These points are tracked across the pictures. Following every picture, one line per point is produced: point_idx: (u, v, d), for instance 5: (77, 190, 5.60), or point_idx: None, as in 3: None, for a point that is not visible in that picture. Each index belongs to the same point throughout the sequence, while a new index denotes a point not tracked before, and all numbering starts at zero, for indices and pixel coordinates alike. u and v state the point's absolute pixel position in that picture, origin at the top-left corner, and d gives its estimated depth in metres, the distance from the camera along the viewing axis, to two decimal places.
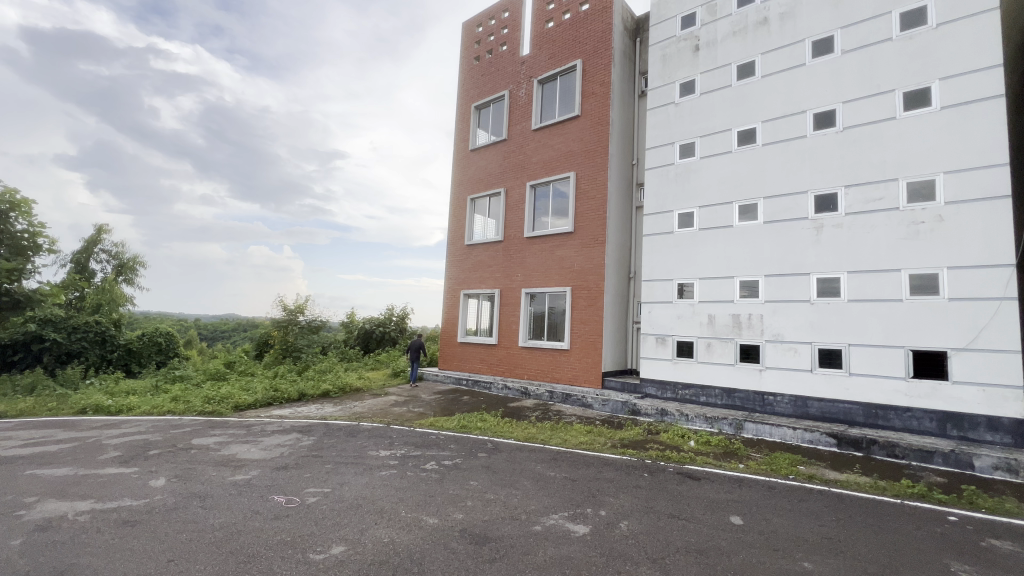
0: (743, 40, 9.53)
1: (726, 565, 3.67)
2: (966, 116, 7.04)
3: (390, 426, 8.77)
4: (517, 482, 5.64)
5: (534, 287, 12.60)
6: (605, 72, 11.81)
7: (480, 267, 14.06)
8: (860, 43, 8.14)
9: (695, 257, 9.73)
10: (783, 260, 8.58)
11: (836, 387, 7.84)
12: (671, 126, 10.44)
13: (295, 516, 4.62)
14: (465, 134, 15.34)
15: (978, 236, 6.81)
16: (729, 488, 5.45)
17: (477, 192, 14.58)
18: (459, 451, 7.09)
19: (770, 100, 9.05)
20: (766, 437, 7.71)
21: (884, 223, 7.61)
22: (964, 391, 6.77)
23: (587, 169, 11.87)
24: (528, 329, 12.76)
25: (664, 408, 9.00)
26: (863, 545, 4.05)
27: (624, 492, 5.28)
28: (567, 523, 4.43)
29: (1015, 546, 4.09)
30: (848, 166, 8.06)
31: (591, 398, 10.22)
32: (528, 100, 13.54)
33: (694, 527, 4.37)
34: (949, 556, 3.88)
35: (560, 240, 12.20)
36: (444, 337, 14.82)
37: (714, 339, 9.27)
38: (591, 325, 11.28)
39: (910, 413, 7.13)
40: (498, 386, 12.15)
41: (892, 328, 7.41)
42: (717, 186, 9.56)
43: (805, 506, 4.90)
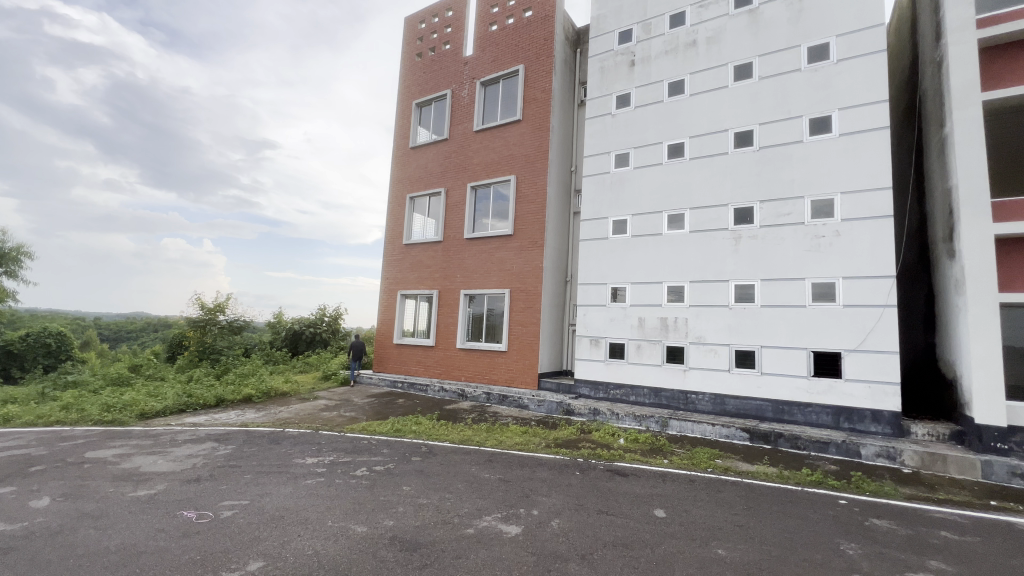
0: (674, 59, 10.11)
1: (649, 557, 3.85)
2: (859, 144, 7.95)
3: (318, 432, 8.34)
4: (450, 485, 5.57)
5: (473, 288, 12.56)
6: (546, 79, 12.05)
7: (418, 267, 13.82)
8: (775, 70, 8.91)
9: (627, 262, 10.17)
10: (705, 267, 9.19)
11: (750, 385, 8.50)
12: (608, 136, 10.85)
13: (207, 532, 4.27)
14: (405, 131, 15.00)
15: (867, 250, 7.69)
16: (654, 483, 5.74)
17: (416, 190, 14.31)
18: (392, 455, 6.90)
19: (697, 117, 9.67)
20: (689, 433, 8.21)
21: (792, 236, 8.38)
22: (855, 388, 7.61)
23: (527, 173, 12.04)
24: (466, 331, 12.69)
25: (596, 408, 9.31)
26: (769, 530, 4.41)
27: (556, 491, 5.39)
28: (499, 524, 4.45)
29: (892, 524, 4.64)
30: (763, 182, 8.79)
31: (527, 398, 10.36)
32: (470, 101, 13.51)
33: (620, 522, 4.55)
34: (840, 536, 4.33)
35: (500, 241, 12.26)
36: (380, 338, 14.39)
37: (644, 340, 9.74)
38: (528, 327, 11.44)
39: (810, 408, 7.90)
40: (434, 388, 11.99)
41: (797, 332, 8.18)
42: (648, 196, 10.07)
43: (720, 497, 5.27)
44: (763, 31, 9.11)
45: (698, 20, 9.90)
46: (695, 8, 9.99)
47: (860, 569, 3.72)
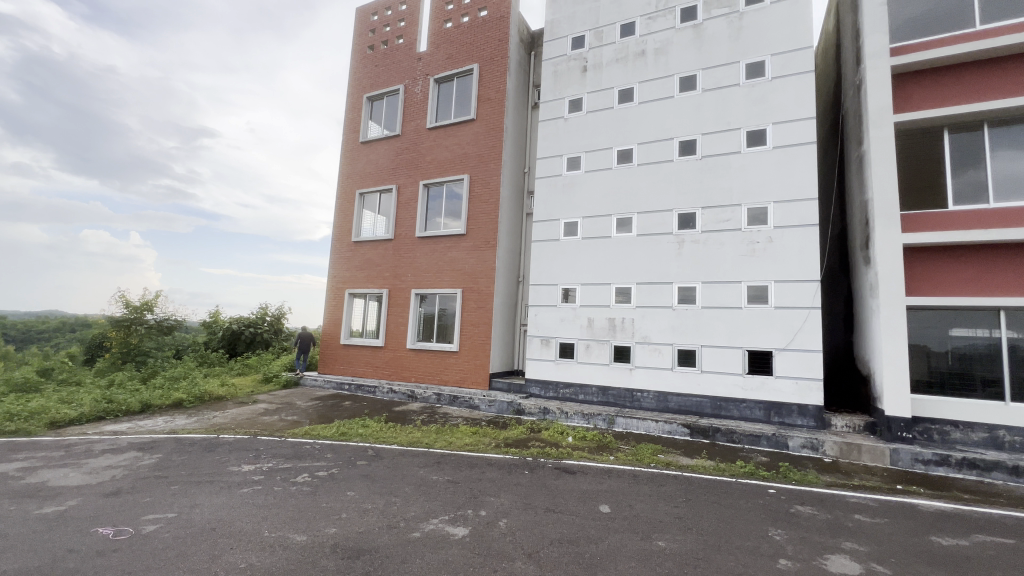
0: (624, 67, 10.43)
1: (594, 552, 3.94)
2: (790, 157, 8.53)
3: (256, 438, 7.92)
4: (397, 489, 5.45)
5: (424, 288, 12.37)
6: (500, 80, 12.07)
7: (367, 265, 13.43)
8: (716, 84, 9.40)
9: (578, 264, 10.38)
10: (651, 270, 9.55)
11: (691, 383, 8.91)
12: (560, 139, 11.02)
13: (126, 550, 3.94)
14: (356, 125, 14.54)
15: (796, 255, 8.27)
16: (600, 479, 5.89)
17: (366, 186, 13.91)
18: (337, 460, 6.67)
19: (645, 125, 10.02)
20: (634, 429, 8.48)
21: (730, 241, 8.88)
22: (784, 384, 8.16)
23: (480, 173, 12.01)
24: (417, 331, 12.47)
25: (546, 407, 9.42)
26: (705, 521, 4.64)
27: (505, 491, 5.40)
28: (447, 526, 4.40)
29: (814, 509, 5.02)
30: (704, 190, 9.24)
31: (478, 399, 10.33)
32: (423, 97, 13.30)
33: (567, 519, 4.63)
34: (769, 523, 4.62)
35: (452, 241, 12.16)
36: (326, 339, 13.86)
37: (593, 340, 9.97)
38: (480, 327, 11.40)
39: (744, 403, 8.40)
40: (383, 390, 11.69)
41: (733, 332, 8.67)
42: (598, 200, 10.33)
43: (662, 490, 5.49)
44: (707, 46, 9.58)
45: (647, 32, 10.27)
46: (644, 19, 10.35)
47: (785, 553, 3.99)
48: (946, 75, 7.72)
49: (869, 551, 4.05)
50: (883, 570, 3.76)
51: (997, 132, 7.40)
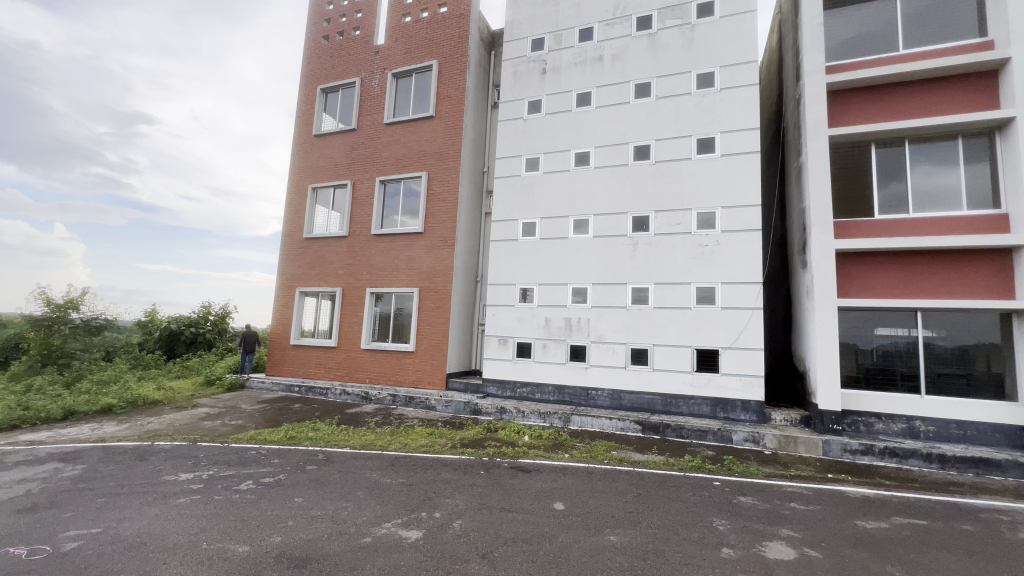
0: (583, 71, 10.60)
1: (547, 550, 3.97)
2: (737, 165, 8.97)
3: (195, 444, 7.46)
4: (348, 493, 5.28)
5: (380, 287, 12.08)
6: (460, 77, 11.98)
7: (320, 263, 12.96)
8: (669, 92, 9.74)
9: (536, 264, 10.47)
10: (607, 271, 9.77)
11: (643, 381, 9.18)
12: (519, 139, 11.07)
13: (41, 571, 3.60)
14: (309, 117, 14.00)
15: (741, 259, 8.70)
16: (554, 477, 5.97)
17: (320, 181, 13.42)
18: (284, 465, 6.39)
19: (602, 129, 10.24)
20: (589, 427, 8.66)
21: (681, 244, 9.22)
22: (729, 381, 8.57)
23: (438, 171, 11.86)
24: (372, 331, 12.16)
25: (502, 407, 9.43)
26: (654, 514, 4.80)
27: (460, 491, 5.37)
28: (399, 530, 4.31)
29: (754, 499, 5.29)
30: (657, 194, 9.55)
31: (434, 399, 10.19)
32: (380, 91, 12.98)
33: (522, 517, 4.65)
34: (713, 515, 4.82)
35: (409, 239, 11.95)
36: (274, 339, 13.25)
37: (550, 340, 10.08)
38: (437, 327, 11.27)
39: (693, 400, 8.76)
40: (335, 391, 11.31)
41: (683, 331, 9.01)
42: (556, 201, 10.45)
43: (614, 486, 5.63)
44: (661, 54, 9.90)
45: (605, 38, 10.49)
46: (602, 25, 10.57)
47: (728, 542, 4.18)
48: (874, 93, 8.35)
49: (803, 537, 4.31)
50: (815, 554, 4.01)
51: (917, 148, 8.08)
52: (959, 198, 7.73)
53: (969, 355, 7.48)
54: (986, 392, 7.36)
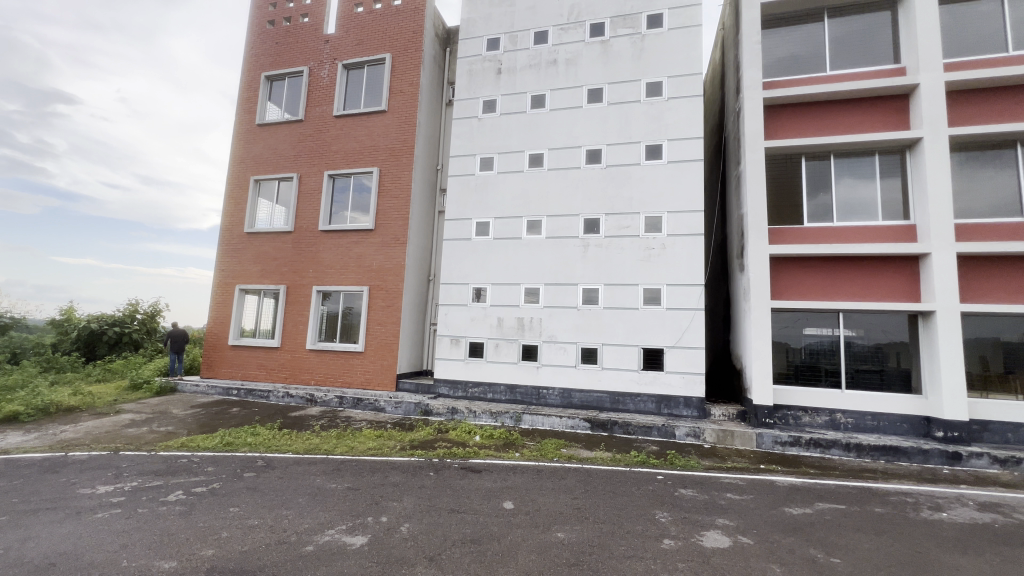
0: (537, 74, 10.71)
1: (495, 550, 3.97)
2: (683, 172, 9.37)
3: (117, 454, 6.87)
4: (288, 501, 5.05)
5: (327, 285, 11.64)
6: (413, 73, 11.76)
7: (263, 259, 12.31)
8: (620, 99, 10.02)
9: (488, 263, 10.46)
10: (558, 271, 9.92)
11: (593, 379, 9.40)
12: (473, 138, 11.02)
13: None
14: (251, 105, 13.26)
15: (685, 262, 9.11)
16: (504, 476, 5.99)
17: (263, 173, 12.76)
18: (218, 473, 6.01)
19: (555, 131, 10.40)
20: (539, 426, 8.76)
21: (629, 246, 9.52)
22: (673, 378, 8.94)
23: (390, 167, 11.59)
24: (318, 331, 11.69)
25: (454, 407, 9.36)
26: (601, 509, 4.92)
27: (408, 494, 5.27)
28: (343, 537, 4.17)
29: (694, 491, 5.55)
30: (608, 197, 9.80)
31: (383, 401, 9.94)
32: (329, 82, 12.50)
33: (471, 518, 4.63)
34: (656, 507, 5.01)
35: (359, 236, 11.60)
36: (210, 339, 12.46)
37: (502, 340, 10.11)
38: (387, 326, 11.01)
39: (639, 397, 9.06)
40: (277, 394, 10.78)
41: (631, 331, 9.30)
42: (509, 201, 10.49)
43: (563, 483, 5.72)
44: (613, 62, 10.18)
45: (559, 42, 10.65)
46: (556, 29, 10.72)
47: (668, 533, 4.36)
48: (804, 110, 8.98)
49: (737, 525, 4.57)
50: (747, 541, 4.26)
51: (840, 162, 8.78)
52: (875, 210, 8.48)
53: (882, 352, 8.21)
54: (895, 386, 8.11)
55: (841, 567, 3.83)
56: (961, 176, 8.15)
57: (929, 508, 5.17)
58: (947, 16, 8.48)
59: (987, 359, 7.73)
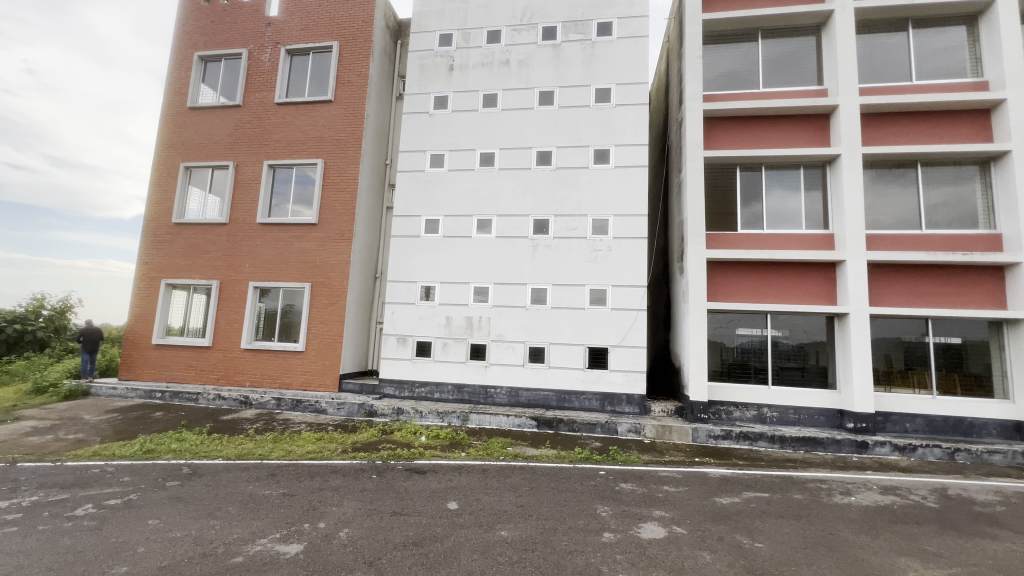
0: (489, 73, 10.69)
1: (438, 552, 3.93)
2: (629, 177, 9.70)
3: (14, 466, 6.15)
4: (216, 510, 4.73)
5: (265, 280, 11.03)
6: (362, 63, 11.39)
7: (192, 252, 11.48)
8: (570, 103, 10.21)
9: (437, 261, 10.33)
10: (507, 271, 9.97)
11: (540, 378, 9.52)
12: (424, 134, 10.84)
13: None
14: (182, 86, 12.31)
15: (629, 264, 9.44)
16: (449, 476, 5.93)
17: (194, 160, 11.90)
18: (136, 484, 5.54)
19: (506, 131, 10.43)
20: (486, 425, 8.76)
21: (577, 248, 9.73)
22: (617, 376, 9.24)
23: (336, 160, 11.17)
24: (254, 329, 11.06)
25: (399, 407, 9.18)
26: (543, 506, 4.99)
27: (348, 498, 5.10)
28: (277, 546, 3.97)
29: (634, 485, 5.76)
30: (557, 199, 9.96)
31: (325, 402, 9.57)
32: (271, 67, 11.84)
33: (413, 520, 4.55)
34: (597, 502, 5.14)
35: (300, 230, 11.08)
36: (130, 338, 11.46)
37: (450, 339, 10.02)
38: (330, 326, 10.60)
39: (584, 395, 9.28)
40: (207, 397, 10.09)
41: (577, 330, 9.51)
42: (459, 199, 10.41)
43: (508, 482, 5.76)
44: (564, 66, 10.35)
45: (512, 42, 10.69)
46: (509, 29, 10.75)
47: (608, 527, 4.50)
48: (740, 123, 9.55)
49: (672, 516, 4.79)
50: (681, 531, 4.47)
51: (770, 174, 9.42)
52: (799, 219, 9.17)
53: (804, 351, 8.90)
54: (814, 381, 8.81)
55: (763, 551, 4.11)
56: (873, 191, 8.99)
57: (840, 493, 5.67)
58: (863, 45, 9.32)
59: (891, 357, 8.57)
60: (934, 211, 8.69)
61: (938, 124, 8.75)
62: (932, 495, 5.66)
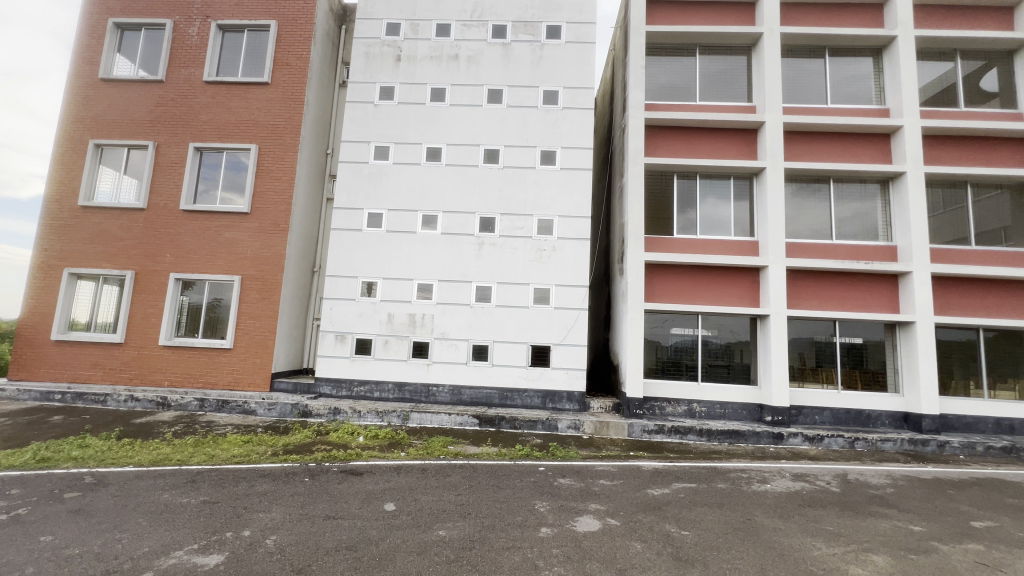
0: (438, 67, 10.53)
1: (373, 555, 3.82)
2: (574, 179, 9.92)
3: None
4: (123, 523, 4.32)
5: (188, 272, 10.20)
6: (303, 46, 10.82)
7: (102, 239, 10.40)
8: (518, 103, 10.28)
9: (379, 256, 10.03)
10: (452, 268, 9.87)
11: (482, 376, 9.52)
12: (368, 125, 10.47)
13: None
14: (92, 55, 11.10)
15: (573, 264, 9.67)
16: (387, 477, 5.78)
17: (107, 137, 10.78)
18: (26, 497, 4.93)
19: (454, 127, 10.32)
20: (427, 424, 8.63)
21: (522, 247, 9.81)
22: (558, 374, 9.43)
23: (272, 146, 10.55)
24: (174, 325, 10.21)
25: (336, 407, 8.83)
26: (482, 504, 4.99)
27: (277, 504, 4.83)
28: (194, 557, 3.69)
29: (571, 480, 5.91)
30: (503, 197, 9.99)
31: (254, 403, 9.03)
32: (199, 42, 10.96)
33: (347, 524, 4.40)
34: (536, 498, 5.23)
35: (230, 219, 10.35)
36: (24, 333, 10.22)
37: (391, 336, 9.77)
38: (262, 322, 10.01)
39: (526, 393, 9.40)
40: (117, 398, 9.20)
41: (520, 328, 9.61)
42: (404, 194, 10.18)
43: (448, 481, 5.71)
44: (513, 65, 10.39)
45: (461, 37, 10.58)
46: (459, 24, 10.63)
47: (546, 521, 4.59)
48: (678, 133, 10.04)
49: (607, 509, 4.97)
50: (614, 522, 4.64)
51: (704, 183, 9.99)
52: (728, 227, 9.80)
53: (730, 350, 9.53)
54: (739, 378, 9.46)
55: (688, 538, 4.35)
56: (793, 203, 9.77)
57: (758, 481, 6.13)
58: (787, 68, 10.10)
59: (804, 355, 9.38)
60: (843, 224, 9.59)
61: (849, 145, 9.65)
62: (834, 480, 6.26)
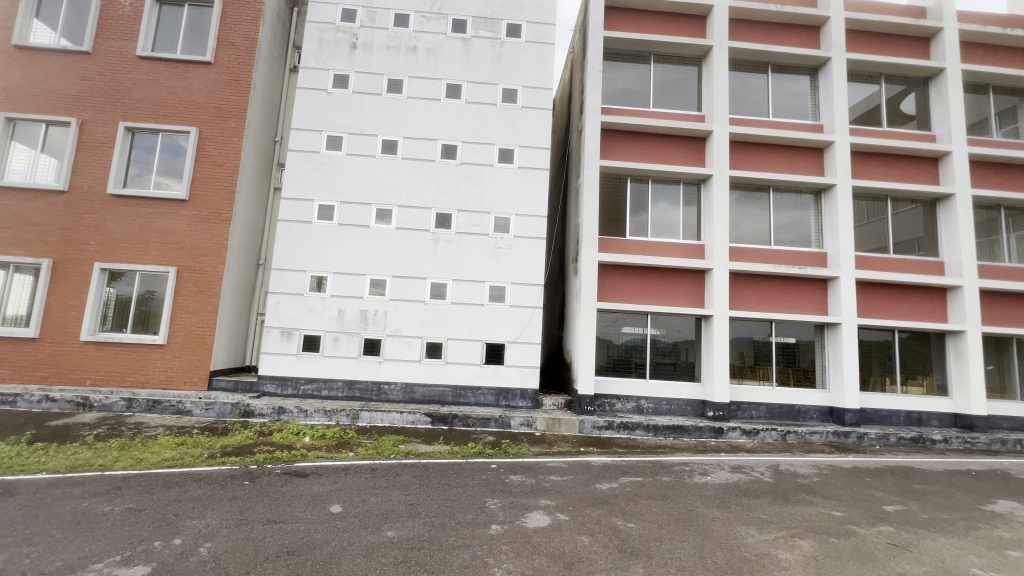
0: (395, 57, 10.28)
1: (316, 559, 3.69)
2: (532, 178, 10.00)
3: None
4: (32, 536, 3.93)
5: (116, 262, 9.43)
6: (250, 26, 10.25)
7: (14, 223, 9.41)
8: (477, 99, 10.22)
9: (330, 250, 9.68)
10: (406, 264, 9.69)
11: (436, 373, 9.42)
12: (320, 113, 10.07)
13: None
14: (5, 19, 10.00)
15: (528, 263, 9.75)
16: (333, 478, 5.60)
17: (22, 111, 9.76)
18: None
19: (411, 120, 10.12)
20: (378, 422, 8.44)
21: (478, 244, 9.78)
22: (512, 372, 9.49)
23: (214, 130, 9.93)
24: (99, 319, 9.40)
25: (281, 407, 8.45)
26: (433, 503, 4.94)
27: (213, 510, 4.56)
28: (116, 570, 3.42)
29: (523, 477, 5.96)
30: (460, 194, 9.91)
31: (190, 403, 8.48)
32: (133, 12, 10.13)
33: (290, 528, 4.22)
34: (486, 495, 5.23)
35: (165, 206, 9.65)
36: None
37: (341, 333, 9.46)
38: (200, 316, 9.41)
39: (480, 391, 9.39)
40: (30, 399, 8.35)
41: (475, 325, 9.58)
42: (357, 186, 9.87)
43: (397, 480, 5.60)
44: (473, 61, 10.31)
45: (420, 29, 10.37)
46: (418, 16, 10.42)
47: (496, 519, 4.61)
48: (632, 137, 10.32)
49: (556, 504, 5.05)
50: (563, 517, 4.73)
51: (656, 187, 10.34)
52: (677, 230, 10.21)
53: (676, 348, 9.93)
54: (684, 375, 9.88)
55: (634, 531, 4.50)
56: (736, 210, 10.31)
57: (700, 473, 6.44)
58: (734, 81, 10.62)
59: (744, 354, 9.92)
60: (780, 231, 10.23)
61: (787, 157, 10.29)
62: (767, 471, 6.68)
